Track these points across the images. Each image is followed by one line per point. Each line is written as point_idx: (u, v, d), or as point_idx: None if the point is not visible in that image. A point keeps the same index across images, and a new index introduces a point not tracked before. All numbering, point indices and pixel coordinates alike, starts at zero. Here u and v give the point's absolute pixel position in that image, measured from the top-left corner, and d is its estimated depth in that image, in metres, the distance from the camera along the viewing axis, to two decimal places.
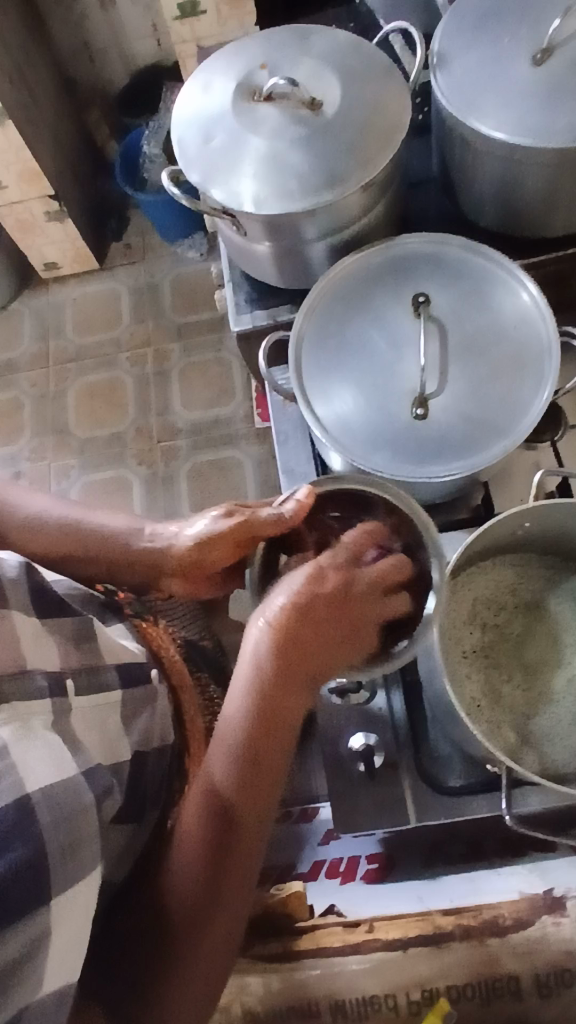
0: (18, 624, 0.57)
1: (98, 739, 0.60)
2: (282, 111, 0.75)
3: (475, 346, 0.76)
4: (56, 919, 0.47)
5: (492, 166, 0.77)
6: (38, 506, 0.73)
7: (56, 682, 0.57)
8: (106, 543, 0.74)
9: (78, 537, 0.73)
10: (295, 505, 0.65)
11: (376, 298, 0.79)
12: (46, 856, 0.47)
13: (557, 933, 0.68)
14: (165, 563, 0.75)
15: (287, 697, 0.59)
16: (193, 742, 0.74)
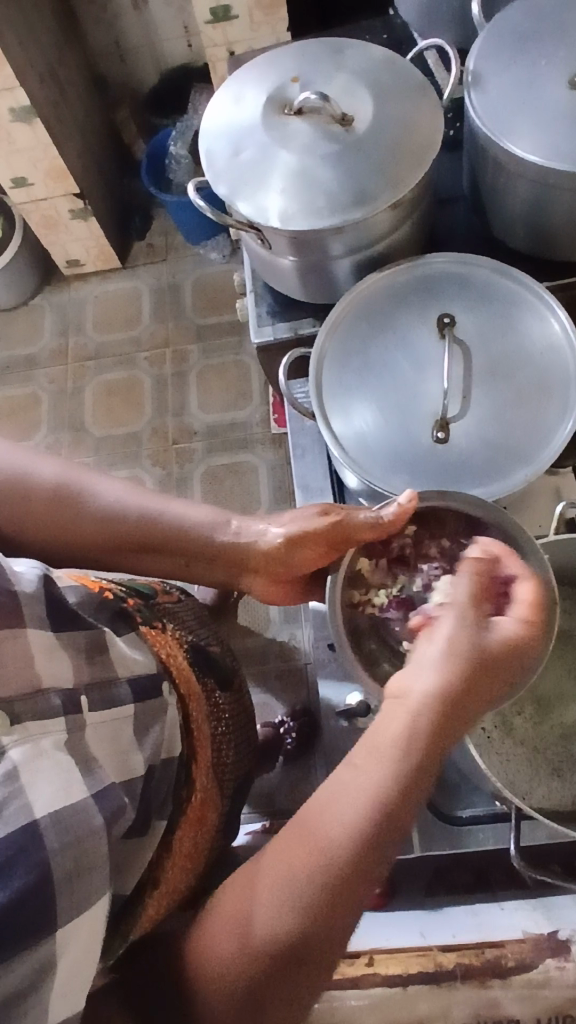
0: (34, 643, 0.55)
1: (111, 758, 0.58)
2: (314, 126, 0.74)
3: (500, 372, 0.74)
4: (61, 947, 0.47)
5: (524, 189, 0.76)
6: (112, 495, 0.69)
7: (70, 698, 0.56)
8: (171, 537, 0.71)
9: (142, 528, 0.70)
10: (397, 510, 0.66)
11: (400, 319, 0.78)
12: (49, 879, 0.47)
13: (560, 977, 0.67)
14: (250, 558, 0.73)
15: (399, 815, 0.48)
16: (200, 751, 0.71)
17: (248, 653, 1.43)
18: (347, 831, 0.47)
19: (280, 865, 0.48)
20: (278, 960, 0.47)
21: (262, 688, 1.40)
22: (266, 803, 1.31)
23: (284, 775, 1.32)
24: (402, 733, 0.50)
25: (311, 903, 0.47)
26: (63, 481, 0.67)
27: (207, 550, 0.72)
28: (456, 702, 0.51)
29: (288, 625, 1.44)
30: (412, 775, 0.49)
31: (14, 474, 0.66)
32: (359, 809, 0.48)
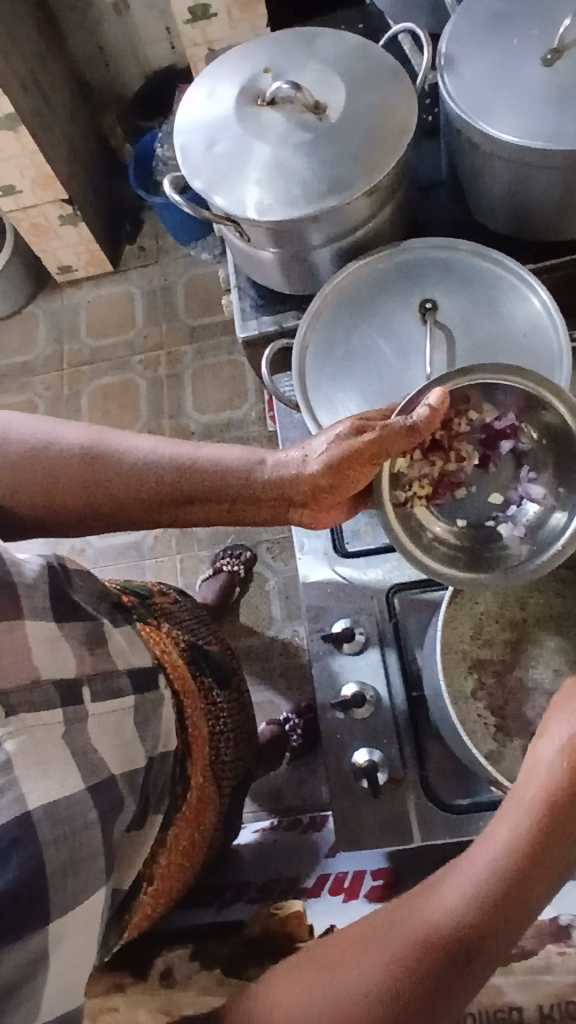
0: (31, 633, 0.55)
1: (115, 751, 0.59)
2: (287, 115, 0.73)
3: (483, 355, 0.74)
4: (55, 941, 0.47)
5: (501, 170, 0.75)
6: (142, 450, 0.66)
7: (69, 691, 0.56)
8: (206, 482, 0.65)
9: (171, 479, 0.65)
10: (428, 407, 0.59)
11: (383, 306, 0.77)
12: (44, 871, 0.47)
13: (562, 963, 0.63)
14: (295, 494, 0.66)
15: (544, 870, 0.52)
16: (196, 751, 0.70)
17: (251, 651, 1.43)
18: (500, 877, 0.52)
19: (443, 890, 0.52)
20: (424, 978, 0.49)
21: (266, 685, 1.40)
22: (274, 800, 1.31)
23: (291, 772, 1.32)
24: (550, 785, 0.55)
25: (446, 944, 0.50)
26: (89, 445, 0.65)
27: (240, 488, 0.66)
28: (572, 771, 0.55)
29: (290, 623, 1.44)
30: (562, 835, 0.53)
31: (40, 444, 0.64)
32: (512, 849, 0.53)
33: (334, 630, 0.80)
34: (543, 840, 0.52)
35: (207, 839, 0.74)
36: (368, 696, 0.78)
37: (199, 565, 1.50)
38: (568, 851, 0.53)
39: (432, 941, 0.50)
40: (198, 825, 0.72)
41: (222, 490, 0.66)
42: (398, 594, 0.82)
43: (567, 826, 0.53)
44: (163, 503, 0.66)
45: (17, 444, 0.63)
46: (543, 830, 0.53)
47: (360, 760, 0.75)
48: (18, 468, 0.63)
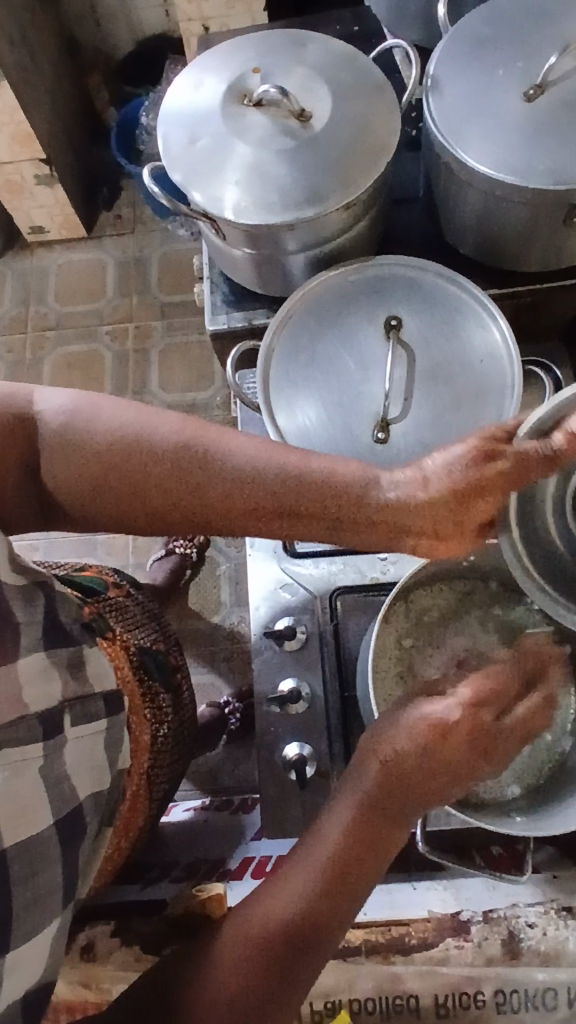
0: (23, 671, 0.54)
1: (85, 776, 0.59)
2: (270, 119, 0.74)
3: (440, 376, 0.77)
4: (8, 967, 0.49)
5: (474, 198, 0.78)
6: (243, 453, 0.58)
7: (50, 722, 0.55)
8: (302, 498, 0.57)
9: (268, 490, 0.57)
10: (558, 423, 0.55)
11: (350, 319, 0.79)
12: (11, 910, 0.50)
13: (459, 956, 0.64)
14: (406, 519, 0.59)
15: (369, 868, 0.56)
16: (133, 757, 0.72)
17: (197, 634, 1.45)
18: (333, 861, 0.56)
19: (294, 875, 0.56)
20: (277, 954, 0.53)
21: (208, 668, 1.42)
22: (207, 780, 1.34)
23: (227, 754, 1.35)
24: (369, 787, 0.57)
25: (301, 911, 0.54)
26: (183, 442, 0.57)
27: (323, 506, 0.58)
28: (425, 747, 0.58)
29: (238, 609, 1.46)
30: (380, 830, 0.57)
31: (132, 435, 0.57)
32: (343, 834, 0.56)
33: (277, 628, 0.83)
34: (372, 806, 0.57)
35: (130, 840, 0.76)
36: (303, 693, 0.81)
37: (153, 545, 1.50)
38: (412, 801, 0.58)
39: (284, 916, 0.54)
40: (125, 832, 0.74)
41: (309, 509, 0.58)
42: (340, 597, 0.86)
43: (386, 795, 0.57)
44: (251, 518, 0.58)
45: (108, 433, 0.57)
46: (377, 780, 0.58)
47: (290, 753, 0.79)
48: (108, 463, 0.56)
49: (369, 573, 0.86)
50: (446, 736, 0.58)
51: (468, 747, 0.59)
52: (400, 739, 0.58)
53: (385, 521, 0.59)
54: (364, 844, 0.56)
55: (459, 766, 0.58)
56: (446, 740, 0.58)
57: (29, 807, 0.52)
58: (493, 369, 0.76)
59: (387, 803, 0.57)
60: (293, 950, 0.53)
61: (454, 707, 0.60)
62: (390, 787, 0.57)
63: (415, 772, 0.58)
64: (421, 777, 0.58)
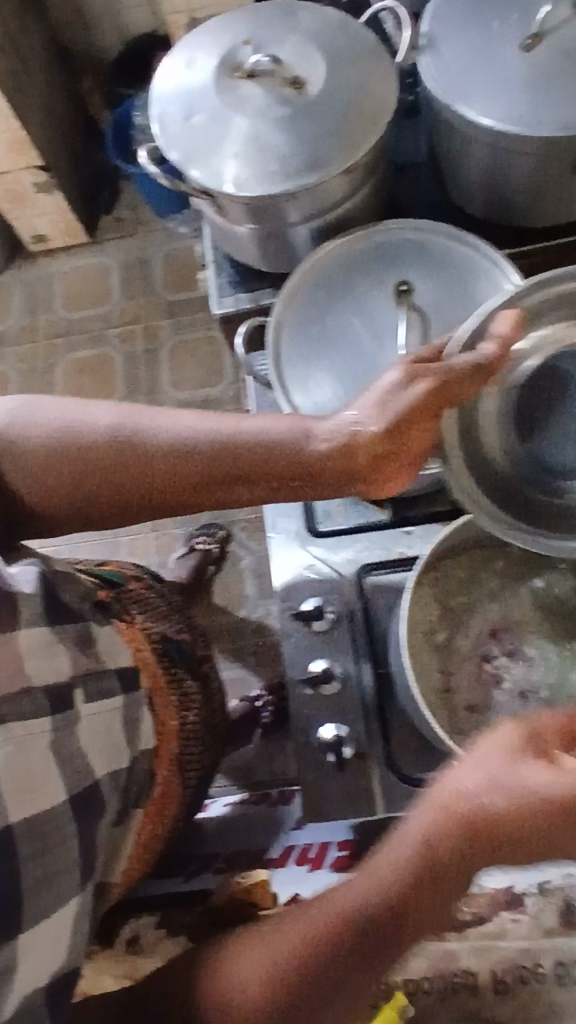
0: (25, 644, 0.53)
1: (102, 752, 0.58)
2: (265, 89, 0.73)
3: (457, 337, 0.74)
4: (25, 951, 0.46)
5: (479, 154, 0.75)
6: (179, 428, 0.60)
7: (61, 697, 0.55)
8: (239, 460, 0.59)
9: (204, 459, 0.59)
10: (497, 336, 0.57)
11: (360, 288, 0.78)
12: (20, 888, 0.46)
13: (516, 931, 0.62)
14: (360, 466, 0.59)
15: (418, 924, 0.49)
16: (161, 743, 0.71)
17: (224, 630, 1.44)
18: (381, 907, 0.48)
19: (335, 904, 0.49)
20: (300, 996, 0.47)
21: (238, 664, 1.41)
22: (244, 776, 1.33)
23: (262, 749, 1.34)
24: (440, 843, 0.48)
25: (333, 950, 0.48)
26: (119, 429, 0.60)
27: (268, 465, 0.59)
28: (517, 820, 0.47)
29: (264, 602, 1.45)
30: (440, 888, 0.48)
31: (71, 428, 0.59)
32: (398, 880, 0.48)
33: (304, 608, 0.81)
34: (437, 866, 0.48)
35: (166, 828, 0.75)
36: (336, 672, 0.79)
37: (174, 544, 1.49)
38: (489, 867, 0.48)
39: (316, 954, 0.47)
40: (160, 818, 0.72)
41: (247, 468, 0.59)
42: (368, 575, 0.84)
43: (458, 858, 0.48)
44: (200, 486, 0.60)
45: (51, 431, 0.59)
46: (452, 840, 0.48)
47: (326, 735, 0.76)
48: (55, 459, 0.59)
49: (395, 549, 0.84)
50: (547, 816, 0.47)
51: (575, 835, 0.48)
52: (488, 789, 0.49)
53: (341, 474, 0.60)
54: (417, 899, 0.48)
55: (557, 849, 0.48)
56: (546, 819, 0.47)
57: (35, 781, 0.49)
58: None
59: (459, 866, 0.48)
60: (318, 996, 0.47)
61: (570, 779, 0.48)
62: (465, 852, 0.48)
63: (499, 842, 0.48)
64: (506, 847, 0.48)
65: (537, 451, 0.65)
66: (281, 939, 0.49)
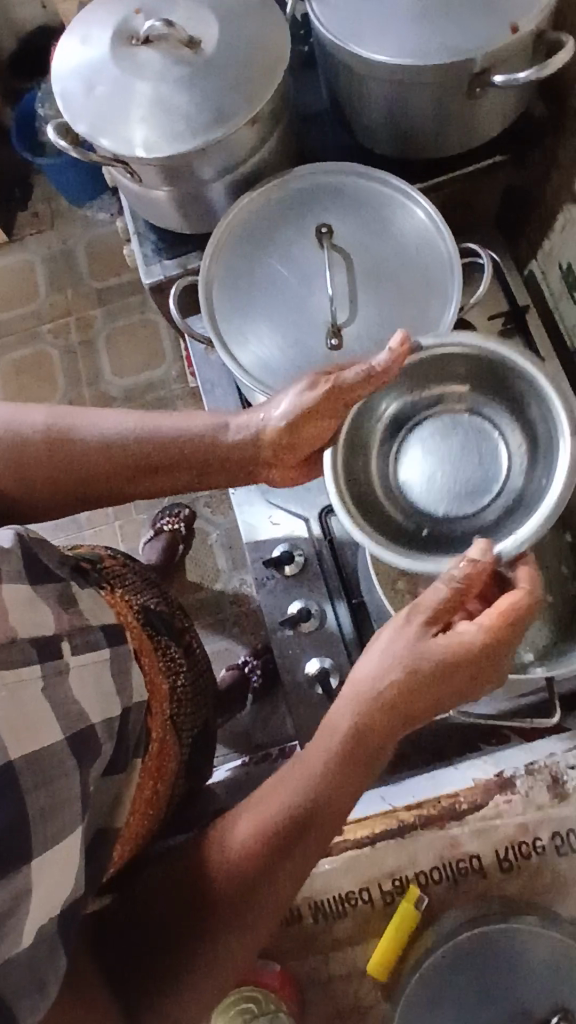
0: (8, 597, 0.54)
1: (94, 699, 0.58)
2: (162, 53, 0.73)
3: (381, 271, 0.77)
4: (37, 877, 0.48)
5: (379, 91, 0.78)
6: (106, 425, 0.63)
7: (48, 648, 0.56)
8: (163, 454, 0.64)
9: (132, 456, 0.63)
10: (389, 353, 0.62)
11: (283, 236, 0.80)
12: (27, 820, 0.48)
13: (511, 811, 0.67)
14: (261, 455, 0.66)
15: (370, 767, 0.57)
16: (154, 703, 0.72)
17: (202, 605, 1.46)
18: (337, 760, 0.56)
19: (300, 768, 0.57)
20: (280, 844, 0.54)
21: (221, 635, 1.44)
22: (242, 741, 1.36)
23: (256, 712, 1.37)
24: (379, 692, 0.57)
25: (303, 804, 0.55)
26: (53, 427, 0.62)
27: (191, 458, 0.65)
28: (436, 663, 0.57)
29: (237, 572, 1.47)
30: (384, 731, 0.57)
31: (5, 431, 0.61)
32: (349, 733, 0.56)
33: (275, 555, 0.84)
34: (378, 712, 0.56)
35: (170, 789, 0.75)
36: (313, 610, 0.83)
37: (140, 528, 1.50)
38: (420, 705, 0.57)
39: (290, 808, 0.55)
40: (160, 776, 0.72)
41: (169, 461, 0.65)
42: (331, 516, 0.86)
43: (396, 704, 0.57)
44: (131, 477, 0.64)
45: None
46: (390, 691, 0.57)
47: (312, 668, 0.81)
48: None
49: None
50: (461, 655, 0.57)
51: (481, 665, 0.58)
52: (395, 659, 0.57)
53: (256, 457, 0.66)
54: (366, 745, 0.56)
55: (470, 681, 0.58)
56: (459, 655, 0.57)
57: (31, 723, 0.51)
58: (434, 252, 0.77)
59: (398, 709, 0.57)
60: (296, 843, 0.54)
61: (478, 626, 0.57)
62: (400, 695, 0.57)
63: (425, 683, 0.57)
64: (431, 686, 0.57)
65: (399, 481, 0.69)
66: (259, 803, 0.56)
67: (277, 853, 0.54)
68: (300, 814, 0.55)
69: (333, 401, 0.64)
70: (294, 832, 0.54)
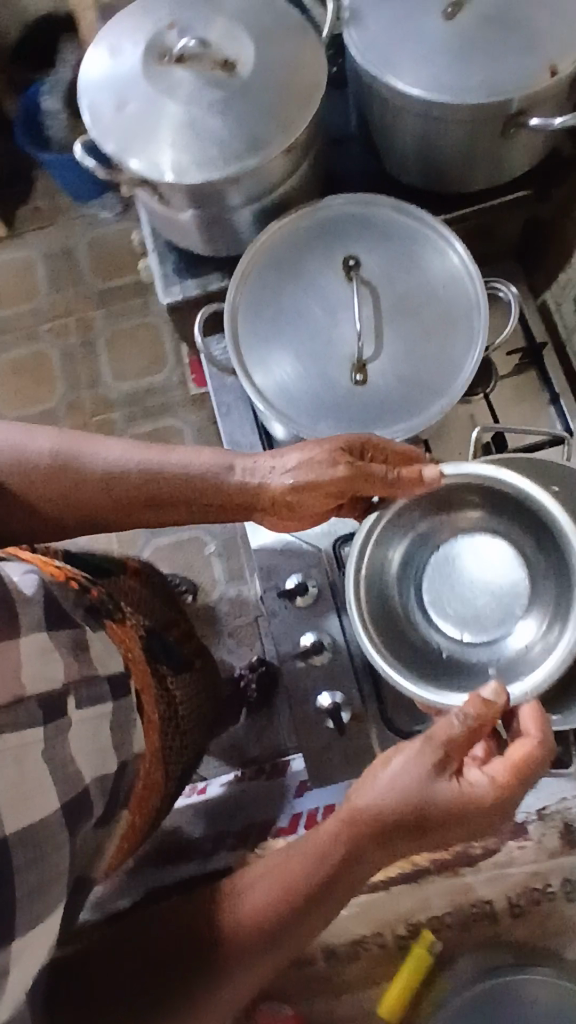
0: (24, 653, 0.54)
1: (90, 760, 0.58)
2: (196, 74, 0.72)
3: (408, 307, 0.76)
4: (16, 955, 0.48)
5: (412, 123, 0.77)
6: (111, 456, 0.64)
7: (53, 706, 0.55)
8: (165, 489, 0.65)
9: (134, 488, 0.64)
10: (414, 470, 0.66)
11: (309, 266, 0.78)
12: (14, 900, 0.48)
13: None
14: (261, 502, 0.67)
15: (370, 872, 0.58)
16: (148, 742, 0.71)
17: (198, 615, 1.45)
18: (344, 855, 0.57)
19: (310, 847, 0.58)
20: (272, 924, 0.56)
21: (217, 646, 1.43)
22: (236, 754, 1.36)
23: (251, 725, 1.37)
24: (395, 809, 0.58)
25: (302, 892, 0.57)
26: (60, 455, 0.63)
27: (190, 497, 0.66)
28: (446, 802, 0.57)
29: (235, 583, 1.46)
30: (391, 843, 0.58)
31: (12, 453, 0.62)
32: (361, 832, 0.57)
33: (288, 586, 0.84)
34: (389, 825, 0.57)
35: (149, 819, 0.75)
36: (326, 642, 0.82)
37: (138, 537, 1.49)
38: (427, 835, 0.58)
39: (290, 890, 0.57)
40: (141, 809, 0.71)
41: (171, 495, 0.66)
42: (346, 546, 0.86)
43: (405, 828, 0.57)
44: (132, 508, 0.65)
45: None
46: (404, 813, 0.57)
47: (323, 702, 0.80)
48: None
49: None
50: (471, 804, 0.58)
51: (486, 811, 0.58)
52: (408, 785, 0.58)
53: (260, 504, 0.67)
54: (373, 849, 0.58)
55: (474, 825, 0.59)
56: (471, 802, 0.58)
57: (30, 797, 0.51)
58: (461, 290, 0.76)
59: (407, 830, 0.57)
60: (286, 926, 0.56)
61: (485, 780, 0.59)
62: (411, 820, 0.57)
63: (437, 822, 0.57)
64: (440, 822, 0.58)
65: (420, 606, 0.73)
66: (268, 878, 0.58)
67: (268, 931, 0.56)
68: (298, 899, 0.57)
69: (350, 477, 0.65)
70: (288, 915, 0.57)
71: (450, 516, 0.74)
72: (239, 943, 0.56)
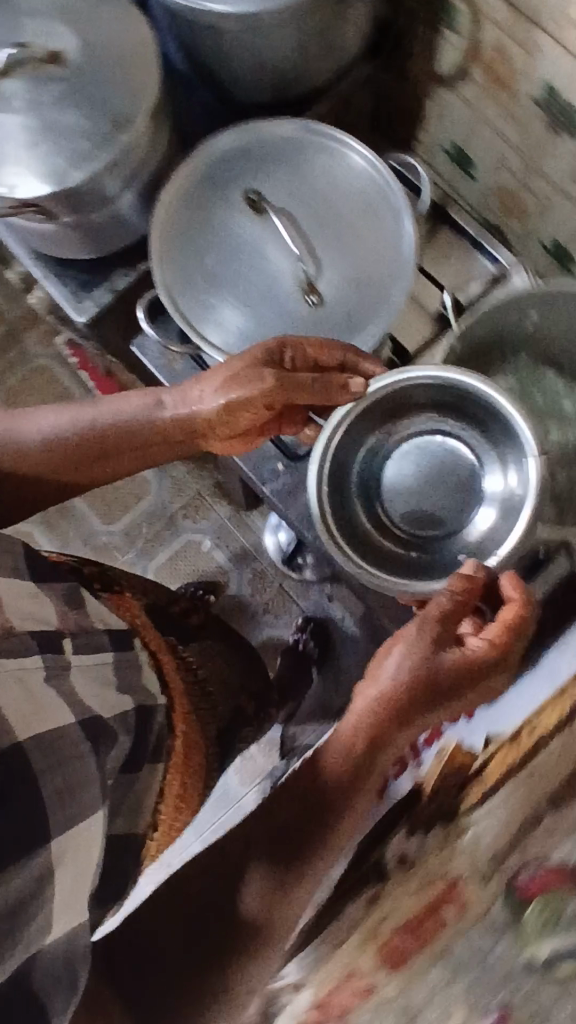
0: (5, 592, 0.51)
1: (97, 696, 0.55)
2: (26, 77, 0.68)
3: (325, 215, 0.76)
4: (56, 853, 0.45)
5: (247, 43, 0.76)
6: (50, 423, 0.61)
7: (49, 643, 0.52)
8: (110, 436, 0.62)
9: (85, 443, 0.62)
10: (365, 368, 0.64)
11: (216, 219, 0.77)
12: (18, 766, 0.44)
13: None
14: (204, 424, 0.65)
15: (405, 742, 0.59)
16: (176, 701, 0.70)
17: None
18: (374, 727, 0.57)
19: (342, 731, 0.58)
20: (316, 816, 0.57)
21: None
22: None
23: None
24: (399, 692, 0.57)
25: (340, 779, 0.57)
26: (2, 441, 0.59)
27: (136, 437, 0.63)
28: (439, 688, 0.58)
29: None
30: (416, 718, 0.58)
31: None
32: (373, 715, 0.57)
33: None
34: (399, 707, 0.57)
35: (199, 777, 0.75)
36: None
37: None
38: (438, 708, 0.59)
39: (332, 773, 0.58)
40: (186, 769, 0.71)
41: (118, 443, 0.63)
42: None
43: (411, 713, 0.58)
44: (90, 464, 0.62)
45: None
46: (402, 699, 0.57)
47: None
48: None
49: None
50: (443, 685, 0.58)
51: (477, 679, 0.59)
52: (404, 674, 0.57)
53: (190, 434, 0.65)
54: (392, 728, 0.58)
55: (483, 686, 0.60)
56: (439, 679, 0.57)
57: (36, 702, 0.47)
58: (365, 178, 0.76)
59: (411, 714, 0.58)
60: (322, 819, 0.57)
61: (485, 641, 0.59)
62: (418, 698, 0.57)
63: (442, 695, 0.58)
64: (447, 696, 0.58)
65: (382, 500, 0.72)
66: (315, 769, 0.58)
67: (316, 825, 0.57)
68: (338, 782, 0.57)
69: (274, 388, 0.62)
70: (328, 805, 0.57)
71: (399, 424, 0.73)
72: (291, 846, 0.57)
